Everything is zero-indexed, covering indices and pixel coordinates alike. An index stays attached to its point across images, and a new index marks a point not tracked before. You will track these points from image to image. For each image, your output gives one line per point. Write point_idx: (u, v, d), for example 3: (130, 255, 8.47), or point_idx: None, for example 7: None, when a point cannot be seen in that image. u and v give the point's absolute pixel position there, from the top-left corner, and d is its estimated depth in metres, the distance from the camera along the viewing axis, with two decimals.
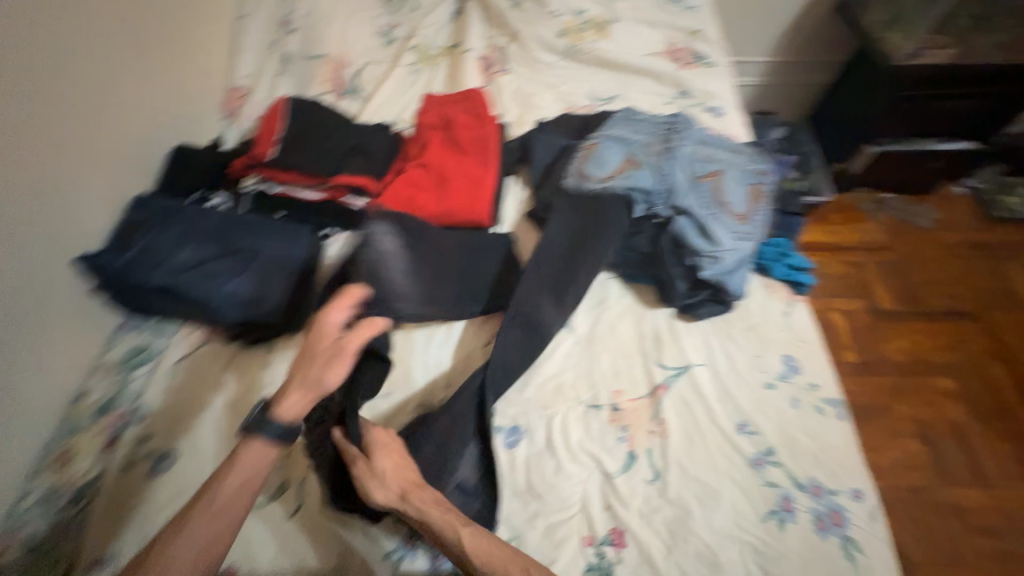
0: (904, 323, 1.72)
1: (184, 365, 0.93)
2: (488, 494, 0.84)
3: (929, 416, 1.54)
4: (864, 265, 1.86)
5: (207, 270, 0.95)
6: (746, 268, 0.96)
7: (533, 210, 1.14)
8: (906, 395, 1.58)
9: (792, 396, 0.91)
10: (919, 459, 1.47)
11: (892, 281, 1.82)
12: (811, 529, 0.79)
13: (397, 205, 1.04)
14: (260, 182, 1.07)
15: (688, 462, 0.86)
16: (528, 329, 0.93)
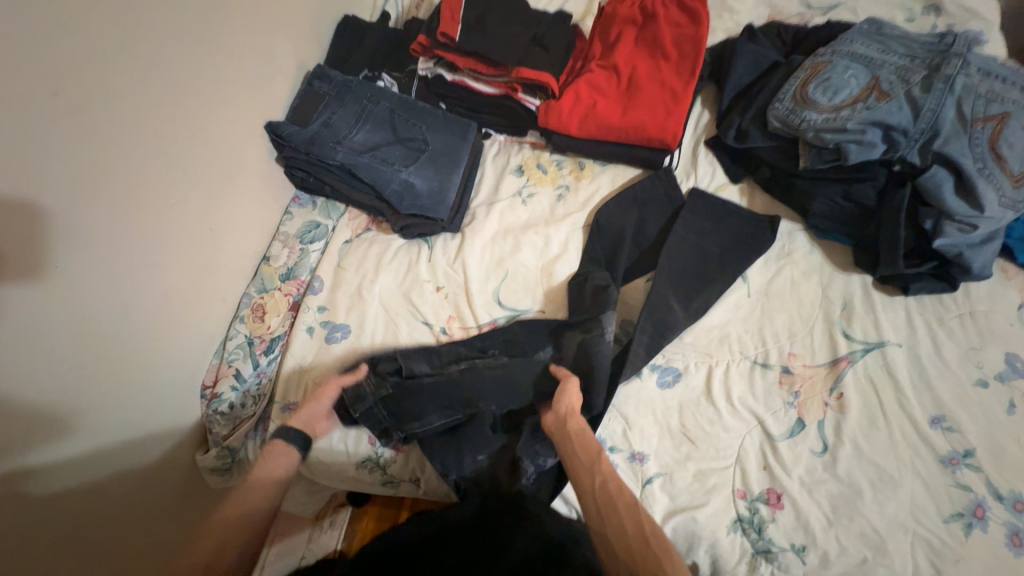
0: None
1: (350, 248, 0.96)
2: (638, 429, 0.83)
3: None
4: None
5: (381, 155, 0.94)
6: (997, 245, 0.78)
7: (719, 137, 0.99)
8: None
9: (1009, 401, 0.79)
10: None
11: None
12: (1003, 542, 0.71)
13: (574, 111, 0.95)
14: (434, 66, 1.00)
15: (864, 443, 0.79)
16: (655, 328, 0.86)
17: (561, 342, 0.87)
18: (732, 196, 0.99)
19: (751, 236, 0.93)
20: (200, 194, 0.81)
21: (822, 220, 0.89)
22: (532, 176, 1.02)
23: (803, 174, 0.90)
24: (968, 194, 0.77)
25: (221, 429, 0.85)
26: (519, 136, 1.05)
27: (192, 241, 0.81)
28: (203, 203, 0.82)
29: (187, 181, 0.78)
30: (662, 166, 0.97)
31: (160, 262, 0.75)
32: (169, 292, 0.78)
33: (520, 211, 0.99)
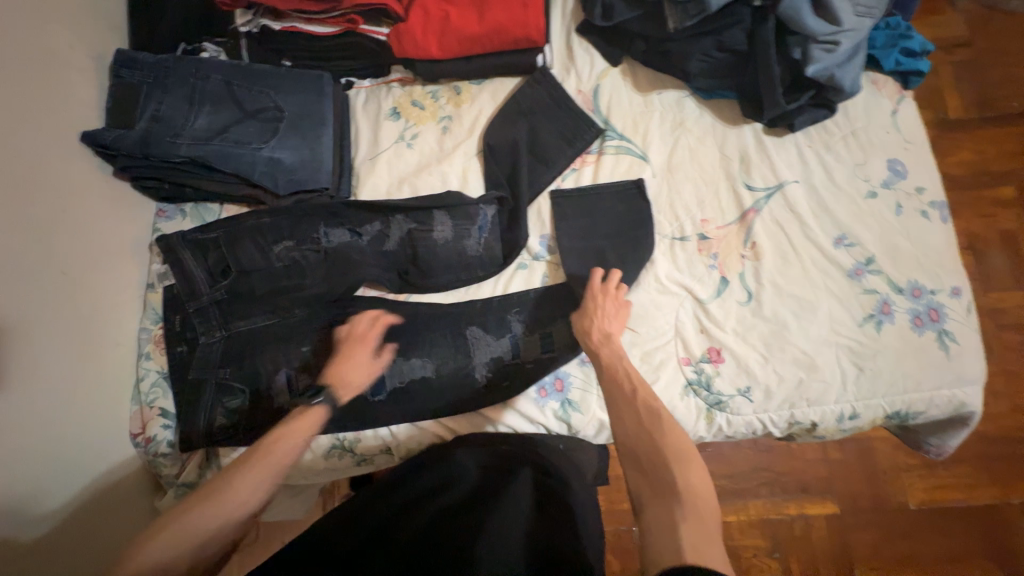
0: (970, 131, 1.68)
1: (238, 247, 0.86)
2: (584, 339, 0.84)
3: (982, 228, 1.63)
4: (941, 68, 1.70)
5: (234, 137, 0.83)
6: (862, 57, 0.80)
7: (587, 20, 0.93)
8: (963, 211, 1.64)
9: (896, 203, 0.85)
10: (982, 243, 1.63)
11: (966, 84, 1.70)
12: (908, 327, 0.80)
13: (429, 30, 0.85)
14: (255, 17, 0.86)
15: (782, 280, 0.83)
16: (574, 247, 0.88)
17: (390, 229, 0.87)
18: (618, 81, 0.95)
19: (644, 118, 0.93)
20: (26, 237, 0.69)
21: (704, 78, 0.89)
22: (410, 116, 0.94)
23: (676, 36, 0.86)
24: (827, 12, 0.77)
25: (172, 467, 0.80)
26: (383, 76, 0.96)
27: (51, 290, 0.71)
28: (33, 247, 0.69)
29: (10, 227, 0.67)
30: (539, 67, 0.92)
31: (17, 325, 0.66)
32: (41, 354, 0.69)
33: (407, 156, 0.93)
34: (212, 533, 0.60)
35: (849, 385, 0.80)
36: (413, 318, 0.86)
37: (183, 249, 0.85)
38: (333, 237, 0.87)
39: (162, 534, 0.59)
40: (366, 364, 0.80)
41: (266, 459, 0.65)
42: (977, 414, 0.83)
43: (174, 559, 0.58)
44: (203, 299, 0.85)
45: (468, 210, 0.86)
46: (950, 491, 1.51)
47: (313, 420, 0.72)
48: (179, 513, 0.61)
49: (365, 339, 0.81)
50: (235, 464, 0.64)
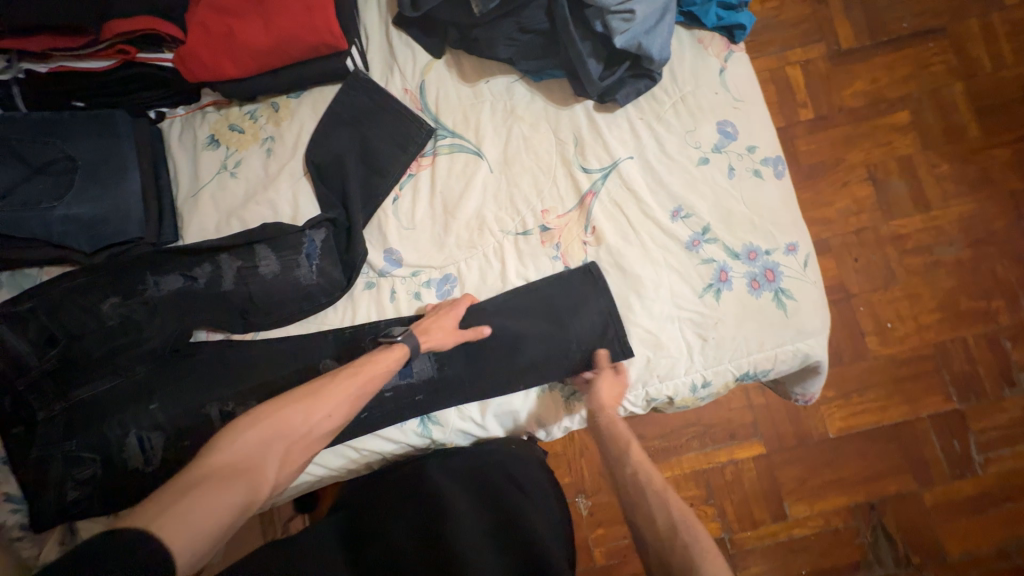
0: (864, 59, 1.54)
1: (58, 313, 0.79)
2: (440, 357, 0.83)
3: (882, 157, 1.51)
4: None
5: (21, 199, 0.77)
6: (669, 21, 0.77)
7: (400, 11, 0.87)
8: (858, 142, 1.52)
9: (729, 166, 0.83)
10: (887, 170, 1.51)
11: (856, 9, 1.55)
12: (746, 291, 0.81)
13: (215, 49, 0.78)
14: (13, 62, 0.77)
15: (624, 262, 0.83)
16: (419, 258, 0.86)
17: (219, 269, 0.82)
18: (443, 73, 0.90)
19: (475, 111, 0.88)
20: None
21: (525, 61, 0.84)
22: (230, 142, 0.88)
23: (482, 21, 0.81)
24: None
25: (31, 550, 0.78)
26: (196, 102, 0.89)
27: None
28: None
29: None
30: (351, 71, 0.87)
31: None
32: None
33: (232, 186, 0.87)
34: (291, 433, 0.63)
35: (695, 356, 0.81)
36: (259, 358, 0.83)
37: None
38: (163, 284, 0.81)
39: (258, 427, 0.61)
40: (452, 325, 0.78)
41: (354, 378, 0.70)
42: (824, 361, 0.85)
43: (260, 449, 0.60)
44: (33, 373, 0.79)
45: (294, 236, 0.83)
46: (867, 416, 1.46)
47: (381, 362, 0.72)
48: (265, 410, 0.63)
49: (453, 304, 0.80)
50: (322, 383, 0.68)
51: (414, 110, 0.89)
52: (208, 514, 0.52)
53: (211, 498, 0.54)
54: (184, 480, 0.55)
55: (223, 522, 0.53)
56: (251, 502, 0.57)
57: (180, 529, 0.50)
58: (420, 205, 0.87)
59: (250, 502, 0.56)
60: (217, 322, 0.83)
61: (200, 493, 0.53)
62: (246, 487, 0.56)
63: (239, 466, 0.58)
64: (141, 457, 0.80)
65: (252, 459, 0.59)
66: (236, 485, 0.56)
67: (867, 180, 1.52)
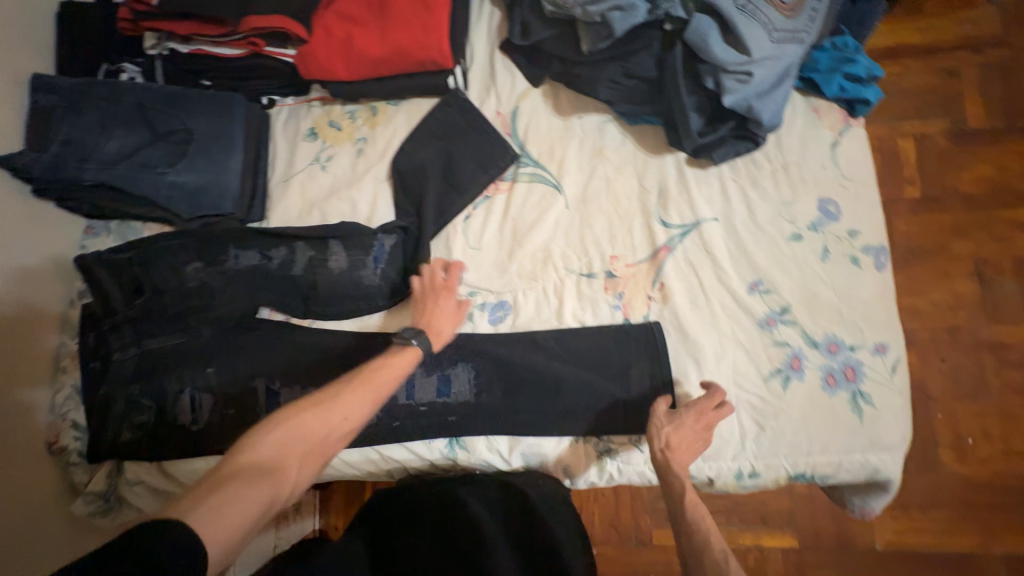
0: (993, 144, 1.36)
1: (149, 268, 0.86)
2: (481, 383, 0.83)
3: (997, 253, 1.32)
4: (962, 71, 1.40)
5: (141, 161, 0.85)
6: (786, 87, 0.72)
7: (509, 37, 0.88)
8: (969, 233, 1.34)
9: (823, 247, 0.77)
10: (1001, 269, 1.32)
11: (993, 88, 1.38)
12: (818, 385, 0.74)
13: (332, 52, 0.83)
14: (162, 41, 0.86)
15: (688, 326, 0.78)
16: (479, 279, 0.86)
17: (292, 256, 0.87)
18: (538, 102, 0.90)
19: (563, 144, 0.88)
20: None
21: (624, 103, 0.81)
22: (327, 137, 0.93)
23: (588, 59, 0.80)
24: (735, 39, 0.69)
25: (83, 476, 0.86)
26: (304, 95, 0.95)
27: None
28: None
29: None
30: (451, 89, 0.89)
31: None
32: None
33: (321, 179, 0.92)
34: (311, 438, 0.63)
35: (747, 442, 0.75)
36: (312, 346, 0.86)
37: (99, 268, 0.86)
38: (241, 258, 0.86)
39: (278, 429, 0.62)
40: (450, 309, 0.79)
41: (369, 382, 0.69)
42: (895, 481, 0.75)
43: (281, 453, 0.61)
44: (118, 316, 0.86)
45: (363, 235, 0.86)
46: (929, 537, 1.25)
47: (396, 366, 0.71)
48: (286, 412, 0.64)
49: (446, 287, 0.80)
50: (337, 386, 0.68)
51: (504, 134, 0.89)
52: (239, 513, 0.54)
53: (238, 500, 0.54)
54: (210, 482, 0.56)
55: (251, 521, 0.55)
56: (275, 503, 0.58)
57: (209, 528, 0.51)
58: (489, 228, 0.88)
59: (274, 502, 0.57)
60: (282, 304, 0.87)
61: (225, 493, 0.54)
62: (270, 487, 0.57)
63: (262, 466, 0.59)
64: (189, 415, 0.85)
65: (273, 461, 0.60)
66: (259, 485, 0.56)
67: (971, 276, 1.34)
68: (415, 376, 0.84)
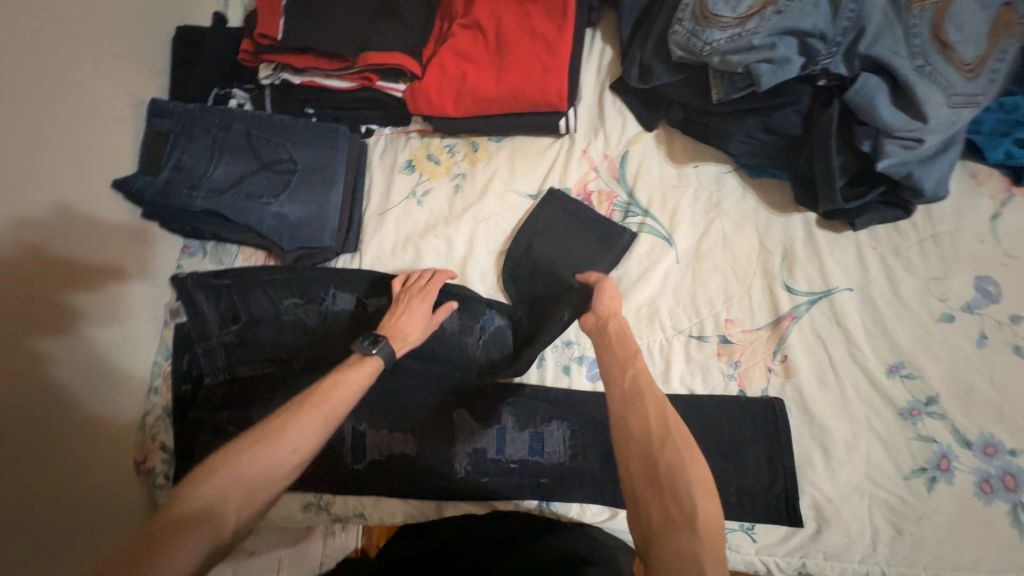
0: None
1: (247, 295, 0.86)
2: (576, 445, 0.78)
3: None
4: None
5: (247, 190, 0.85)
6: (954, 154, 0.65)
7: (623, 78, 0.84)
8: None
9: (980, 332, 0.68)
10: None
11: None
12: (970, 491, 0.65)
13: (444, 89, 0.81)
14: (275, 72, 0.87)
15: (813, 406, 0.71)
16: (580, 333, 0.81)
17: None
18: (650, 147, 0.85)
19: (677, 192, 0.82)
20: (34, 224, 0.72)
21: (751, 158, 0.76)
22: (424, 170, 0.90)
23: (718, 109, 0.75)
24: (907, 104, 0.63)
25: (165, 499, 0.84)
26: (403, 126, 0.93)
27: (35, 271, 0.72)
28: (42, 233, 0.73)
29: (3, 203, 0.68)
30: (560, 131, 0.85)
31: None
32: (53, 315, 0.75)
33: (416, 214, 0.89)
34: (252, 479, 0.52)
35: (880, 545, 0.67)
36: (401, 391, 0.83)
37: (196, 290, 0.86)
38: (339, 300, 0.85)
39: (217, 472, 0.51)
40: (425, 319, 0.76)
41: (326, 401, 0.59)
42: None
43: (218, 498, 0.50)
44: (212, 341, 0.86)
45: (466, 293, 0.83)
46: None
47: (360, 376, 0.65)
48: (226, 452, 0.53)
49: (422, 293, 0.77)
50: (288, 413, 0.58)
51: (613, 179, 0.85)
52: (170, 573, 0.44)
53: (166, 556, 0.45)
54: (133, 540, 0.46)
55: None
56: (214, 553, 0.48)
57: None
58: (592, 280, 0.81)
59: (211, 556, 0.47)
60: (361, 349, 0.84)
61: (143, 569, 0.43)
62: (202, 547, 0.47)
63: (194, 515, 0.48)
64: None
65: (210, 512, 0.49)
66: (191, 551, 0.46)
67: None
68: (506, 431, 0.80)
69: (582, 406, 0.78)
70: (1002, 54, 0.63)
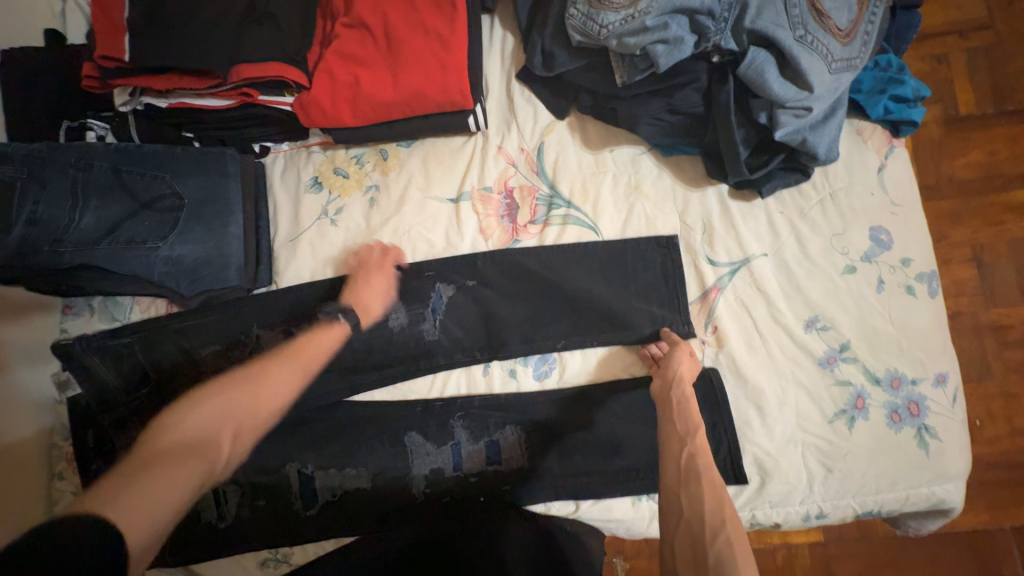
0: (992, 121, 1.03)
1: (152, 352, 0.77)
2: (534, 446, 0.77)
3: (992, 239, 1.02)
4: (991, 29, 1.05)
5: (127, 236, 0.75)
6: (839, 117, 0.68)
7: (528, 66, 0.80)
8: (964, 217, 1.02)
9: (878, 278, 0.75)
10: (994, 253, 1.02)
11: (1001, 60, 1.04)
12: (884, 423, 0.72)
13: (338, 98, 0.74)
14: (135, 96, 0.76)
15: (745, 369, 0.75)
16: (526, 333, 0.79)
17: None
18: (566, 134, 0.83)
19: (598, 178, 0.81)
20: None
21: (662, 139, 0.77)
22: (333, 186, 0.83)
23: (624, 92, 0.74)
24: (795, 74, 0.65)
25: None
26: (301, 140, 0.84)
27: None
28: None
29: None
30: (471, 129, 0.81)
31: None
32: None
33: (332, 235, 0.82)
34: (240, 413, 0.60)
35: (815, 486, 0.73)
36: (346, 425, 0.79)
37: (89, 356, 0.76)
38: (265, 340, 0.79)
39: (206, 405, 0.59)
40: (386, 288, 0.78)
41: (297, 358, 0.68)
42: (959, 508, 0.73)
43: (210, 428, 0.57)
44: (120, 410, 0.76)
45: (400, 309, 0.80)
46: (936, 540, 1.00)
47: (326, 341, 0.72)
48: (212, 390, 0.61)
49: (381, 262, 0.78)
50: (263, 363, 0.66)
51: (532, 172, 0.82)
52: (172, 483, 0.49)
53: (168, 470, 0.50)
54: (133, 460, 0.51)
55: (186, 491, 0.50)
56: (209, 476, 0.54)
57: (134, 509, 0.45)
58: (532, 278, 0.79)
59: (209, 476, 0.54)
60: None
61: (156, 468, 0.50)
62: (206, 460, 0.53)
63: (192, 440, 0.55)
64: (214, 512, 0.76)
65: (209, 435, 0.57)
66: (194, 462, 0.53)
67: (966, 262, 1.02)
68: (462, 446, 0.78)
69: (533, 406, 0.78)
70: (872, 15, 0.68)
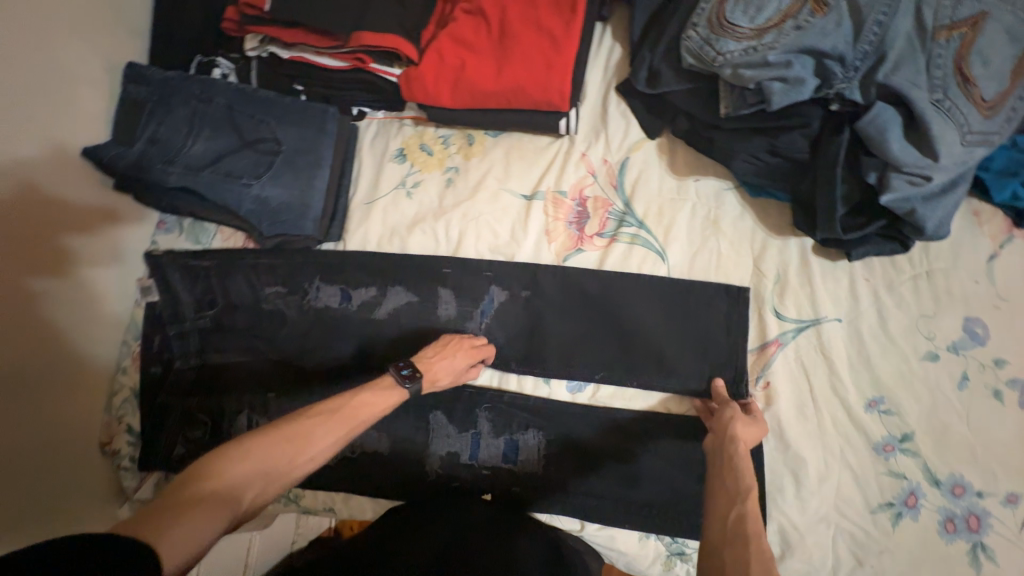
0: None
1: (225, 279, 0.84)
2: (552, 455, 0.77)
3: None
4: None
5: (227, 169, 0.81)
6: (960, 193, 0.63)
7: (631, 80, 0.79)
8: None
9: (962, 374, 0.68)
10: None
11: None
12: (934, 529, 0.66)
13: (440, 77, 0.77)
14: (263, 44, 0.82)
15: (790, 434, 0.71)
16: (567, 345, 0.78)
17: (386, 293, 0.83)
18: (652, 155, 0.81)
19: (677, 205, 0.79)
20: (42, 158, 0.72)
21: (754, 179, 0.73)
22: (416, 160, 0.86)
23: (725, 123, 0.71)
24: (919, 139, 0.61)
25: (131, 481, 0.82)
26: (396, 111, 0.88)
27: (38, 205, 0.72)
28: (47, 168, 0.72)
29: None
30: (560, 132, 0.81)
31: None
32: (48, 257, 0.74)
33: (405, 206, 0.84)
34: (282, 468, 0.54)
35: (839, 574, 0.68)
36: None
37: (172, 270, 0.84)
38: (323, 295, 0.83)
39: (255, 448, 0.53)
40: (459, 368, 0.74)
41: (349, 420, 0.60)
42: None
43: (251, 478, 0.51)
44: (187, 325, 0.84)
45: (452, 293, 0.82)
46: None
47: (378, 399, 0.64)
48: (263, 433, 0.55)
49: (468, 343, 0.76)
50: (317, 412, 0.60)
51: (611, 185, 0.81)
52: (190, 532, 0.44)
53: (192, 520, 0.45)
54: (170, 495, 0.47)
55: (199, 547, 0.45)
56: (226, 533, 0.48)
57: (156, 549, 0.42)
58: (587, 293, 0.78)
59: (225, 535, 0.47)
60: (342, 345, 0.82)
61: (187, 519, 0.45)
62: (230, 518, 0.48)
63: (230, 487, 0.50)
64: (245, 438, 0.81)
65: (245, 484, 0.51)
66: (219, 518, 0.47)
67: None
68: (482, 438, 0.79)
69: (560, 417, 0.77)
70: None
